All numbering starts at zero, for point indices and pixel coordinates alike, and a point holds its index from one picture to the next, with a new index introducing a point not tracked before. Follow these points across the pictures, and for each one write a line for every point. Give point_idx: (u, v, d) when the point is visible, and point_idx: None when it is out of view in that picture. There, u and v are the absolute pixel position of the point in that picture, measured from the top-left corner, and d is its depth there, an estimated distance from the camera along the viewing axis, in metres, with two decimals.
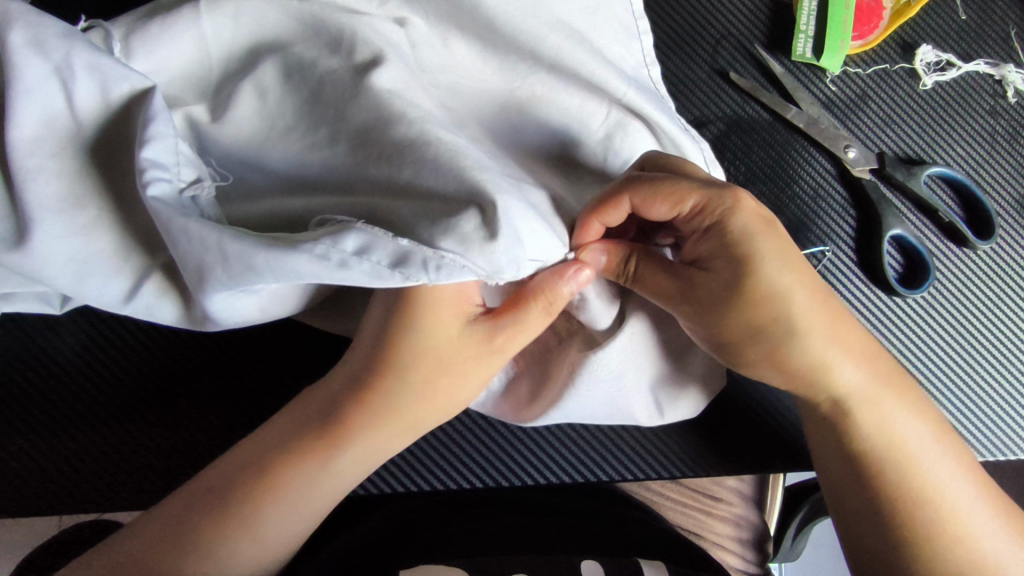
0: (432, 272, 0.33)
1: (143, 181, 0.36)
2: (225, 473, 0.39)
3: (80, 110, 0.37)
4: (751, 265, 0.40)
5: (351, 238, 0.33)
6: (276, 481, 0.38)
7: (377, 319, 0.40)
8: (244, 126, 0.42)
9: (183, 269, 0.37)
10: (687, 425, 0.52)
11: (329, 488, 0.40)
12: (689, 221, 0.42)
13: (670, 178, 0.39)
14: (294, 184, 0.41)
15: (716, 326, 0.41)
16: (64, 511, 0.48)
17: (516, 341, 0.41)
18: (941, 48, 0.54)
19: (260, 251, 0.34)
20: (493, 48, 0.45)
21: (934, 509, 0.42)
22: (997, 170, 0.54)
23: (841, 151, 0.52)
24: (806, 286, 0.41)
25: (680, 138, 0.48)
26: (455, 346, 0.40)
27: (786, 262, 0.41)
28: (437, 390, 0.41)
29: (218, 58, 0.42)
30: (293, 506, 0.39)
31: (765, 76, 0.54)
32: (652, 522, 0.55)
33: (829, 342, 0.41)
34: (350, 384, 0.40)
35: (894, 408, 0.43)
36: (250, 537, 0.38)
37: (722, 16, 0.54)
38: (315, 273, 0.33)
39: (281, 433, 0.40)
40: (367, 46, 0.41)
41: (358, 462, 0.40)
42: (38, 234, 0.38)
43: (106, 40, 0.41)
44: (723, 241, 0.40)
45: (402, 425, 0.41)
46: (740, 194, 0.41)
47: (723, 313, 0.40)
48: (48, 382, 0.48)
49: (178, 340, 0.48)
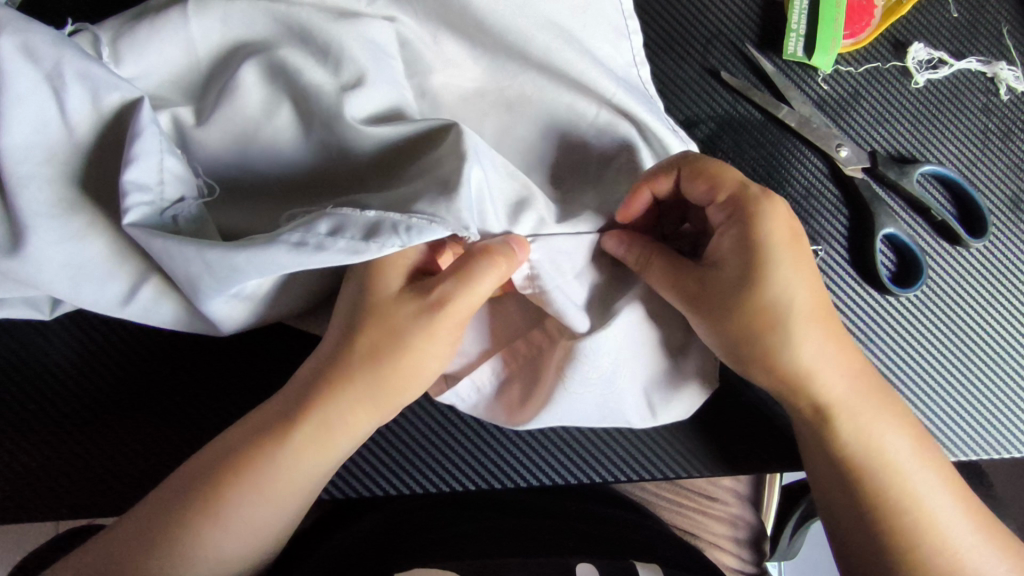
0: (404, 233, 0.35)
1: (124, 207, 0.36)
2: (200, 463, 0.39)
3: (74, 119, 0.37)
4: (761, 275, 0.41)
5: (324, 222, 0.35)
6: (242, 466, 0.38)
7: (346, 310, 0.40)
8: (232, 129, 0.41)
9: (181, 283, 0.38)
10: (685, 426, 0.52)
11: (287, 470, 0.39)
12: (720, 213, 0.42)
13: (719, 163, 0.42)
14: (291, 184, 0.42)
15: (716, 326, 0.42)
16: (62, 516, 0.47)
17: (456, 297, 0.39)
18: (933, 46, 0.54)
19: (240, 250, 0.35)
20: (481, 48, 0.45)
21: (913, 508, 0.42)
22: (991, 168, 0.54)
23: (833, 149, 0.52)
24: (809, 287, 0.42)
25: (667, 137, 0.47)
26: (398, 304, 0.40)
27: (796, 259, 0.41)
28: (382, 351, 0.39)
29: (206, 60, 0.42)
30: (259, 491, 0.38)
31: (757, 76, 0.54)
32: (649, 524, 0.55)
33: (822, 354, 0.42)
34: (318, 366, 0.40)
35: (880, 421, 0.43)
36: (216, 523, 0.38)
37: (712, 15, 0.54)
38: (297, 261, 0.35)
39: (254, 422, 0.40)
40: (353, 57, 0.41)
41: (318, 441, 0.39)
42: (33, 240, 0.37)
43: (94, 44, 0.41)
44: (744, 242, 0.41)
45: (361, 399, 0.40)
46: (775, 203, 0.42)
47: (726, 315, 0.41)
48: (42, 387, 0.47)
49: (171, 345, 0.48)
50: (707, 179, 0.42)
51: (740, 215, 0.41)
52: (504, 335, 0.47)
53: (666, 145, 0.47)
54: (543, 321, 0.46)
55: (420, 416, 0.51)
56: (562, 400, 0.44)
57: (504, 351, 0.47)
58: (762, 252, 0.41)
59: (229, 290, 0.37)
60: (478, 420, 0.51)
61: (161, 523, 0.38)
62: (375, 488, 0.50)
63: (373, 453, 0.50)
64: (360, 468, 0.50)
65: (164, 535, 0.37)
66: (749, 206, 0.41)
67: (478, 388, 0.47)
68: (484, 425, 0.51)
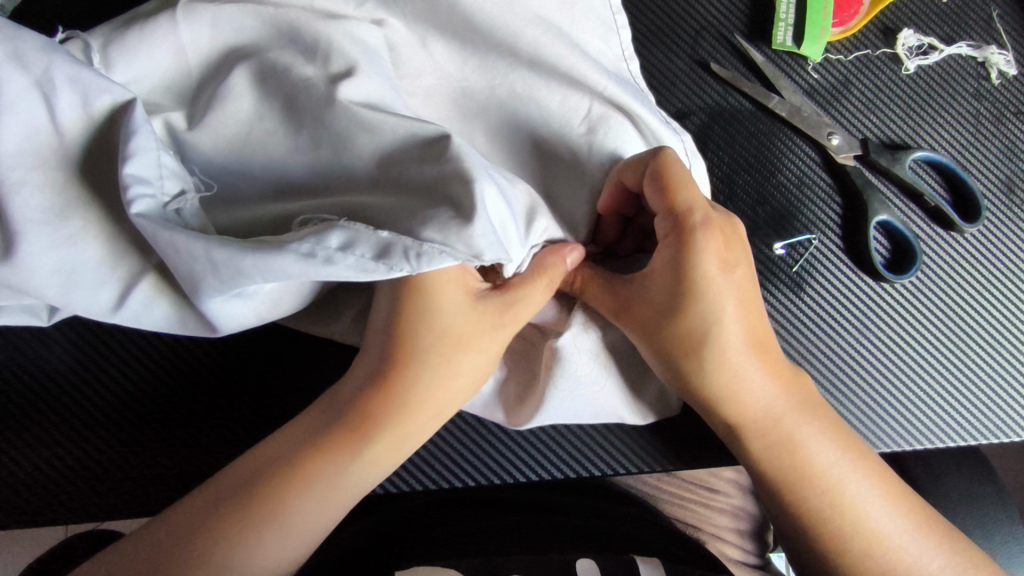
0: (414, 260, 0.34)
1: (128, 198, 0.36)
2: (256, 465, 0.38)
3: (65, 125, 0.37)
4: (682, 298, 0.41)
5: (334, 235, 0.34)
6: (308, 474, 0.37)
7: (383, 333, 0.40)
8: (223, 132, 0.41)
9: (191, 280, 0.37)
10: (680, 418, 0.52)
11: (356, 483, 0.38)
12: (664, 230, 0.42)
13: (675, 178, 0.41)
14: (275, 191, 0.42)
15: (641, 345, 0.43)
16: (72, 519, 0.48)
17: (522, 316, 0.41)
18: (923, 32, 0.54)
19: (248, 254, 0.35)
20: (470, 45, 0.45)
21: (838, 514, 0.43)
22: (983, 153, 0.54)
23: (824, 138, 0.52)
24: (734, 307, 0.42)
25: (661, 131, 0.47)
26: (467, 324, 0.40)
27: (721, 282, 0.42)
28: (454, 367, 0.40)
29: (196, 65, 0.43)
30: (324, 500, 0.37)
31: (747, 67, 0.54)
32: (649, 520, 0.55)
33: (737, 372, 0.43)
34: (367, 382, 0.40)
35: (804, 432, 0.44)
36: (282, 527, 0.36)
37: (701, 8, 0.54)
38: (303, 271, 0.34)
39: (311, 428, 0.39)
40: (342, 53, 0.41)
41: (390, 454, 0.39)
42: (24, 246, 0.38)
43: (85, 52, 0.41)
44: (676, 268, 0.41)
45: (431, 414, 0.40)
46: (708, 228, 0.41)
47: (647, 336, 0.42)
48: (42, 394, 0.48)
49: (164, 348, 0.48)
50: (658, 191, 0.41)
51: (678, 239, 0.41)
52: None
53: (659, 138, 0.47)
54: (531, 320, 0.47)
55: None
56: (550, 400, 0.44)
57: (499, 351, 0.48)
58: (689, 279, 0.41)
59: (234, 290, 0.37)
60: (471, 418, 0.51)
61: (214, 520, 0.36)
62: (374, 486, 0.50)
63: None
64: None
65: (222, 532, 0.35)
66: (685, 232, 0.41)
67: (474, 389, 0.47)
68: (478, 421, 0.51)
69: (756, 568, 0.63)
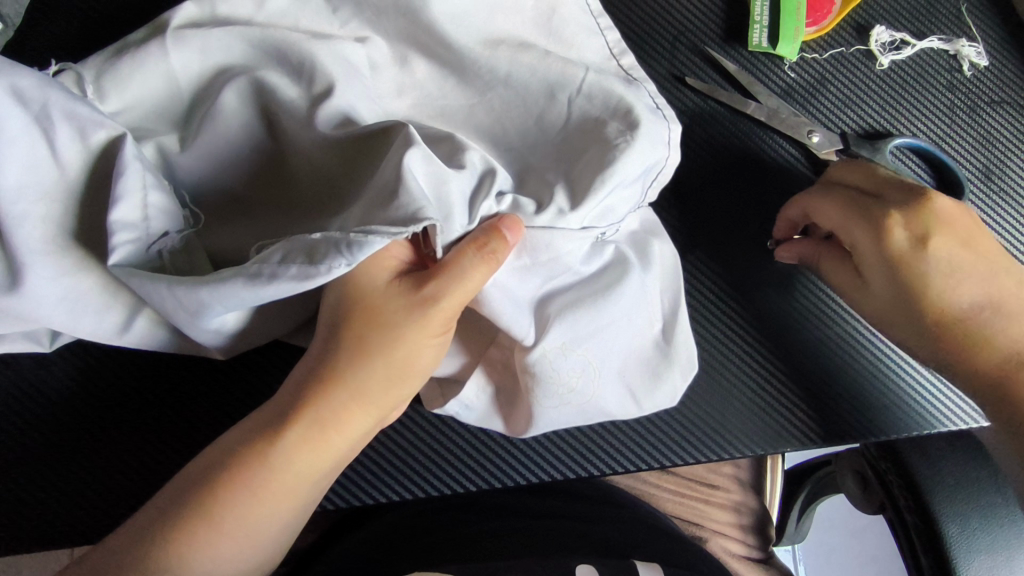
0: (349, 251, 0.34)
1: (109, 246, 0.38)
2: (198, 469, 0.39)
3: (65, 159, 0.38)
4: (900, 272, 0.48)
5: (277, 252, 0.36)
6: (233, 470, 0.38)
7: (323, 333, 0.41)
8: (223, 156, 0.44)
9: (171, 317, 0.39)
10: (670, 414, 0.53)
11: (286, 476, 0.39)
12: (859, 232, 0.49)
13: (834, 197, 0.50)
14: (282, 215, 0.45)
15: (877, 310, 0.50)
16: (82, 542, 0.48)
17: (450, 287, 0.39)
18: (894, 29, 0.55)
19: (201, 286, 0.36)
20: (451, 66, 0.46)
21: None
22: (960, 142, 0.55)
23: (805, 137, 0.53)
24: (966, 278, 0.49)
25: (644, 111, 0.45)
26: (387, 298, 0.40)
27: (933, 256, 0.48)
28: (374, 350, 0.40)
29: (188, 88, 0.43)
30: (251, 495, 0.38)
31: (720, 75, 0.55)
32: (645, 525, 0.56)
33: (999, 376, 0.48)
34: (305, 377, 0.40)
35: None
36: (210, 525, 0.37)
37: (677, 15, 0.55)
38: (253, 292, 0.36)
39: (248, 427, 0.40)
40: (324, 74, 0.42)
41: (308, 444, 0.39)
42: (29, 278, 0.39)
43: (78, 84, 0.42)
44: (882, 258, 0.48)
45: (350, 398, 0.40)
46: (891, 221, 0.48)
47: (892, 298, 0.49)
48: (50, 419, 0.49)
49: (166, 369, 0.50)
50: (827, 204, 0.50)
51: (872, 233, 0.48)
52: (479, 346, 0.48)
53: (638, 119, 0.44)
54: (498, 337, 0.47)
55: (420, 426, 0.51)
56: (545, 411, 0.46)
57: (484, 363, 0.47)
58: (896, 260, 0.48)
59: (206, 321, 0.39)
60: (468, 427, 0.52)
61: (160, 533, 0.37)
62: (377, 495, 0.51)
63: (368, 460, 0.51)
64: (357, 478, 0.51)
65: (164, 536, 0.37)
66: (877, 225, 0.48)
67: (466, 404, 0.48)
68: (475, 432, 0.52)
69: (759, 562, 0.65)
